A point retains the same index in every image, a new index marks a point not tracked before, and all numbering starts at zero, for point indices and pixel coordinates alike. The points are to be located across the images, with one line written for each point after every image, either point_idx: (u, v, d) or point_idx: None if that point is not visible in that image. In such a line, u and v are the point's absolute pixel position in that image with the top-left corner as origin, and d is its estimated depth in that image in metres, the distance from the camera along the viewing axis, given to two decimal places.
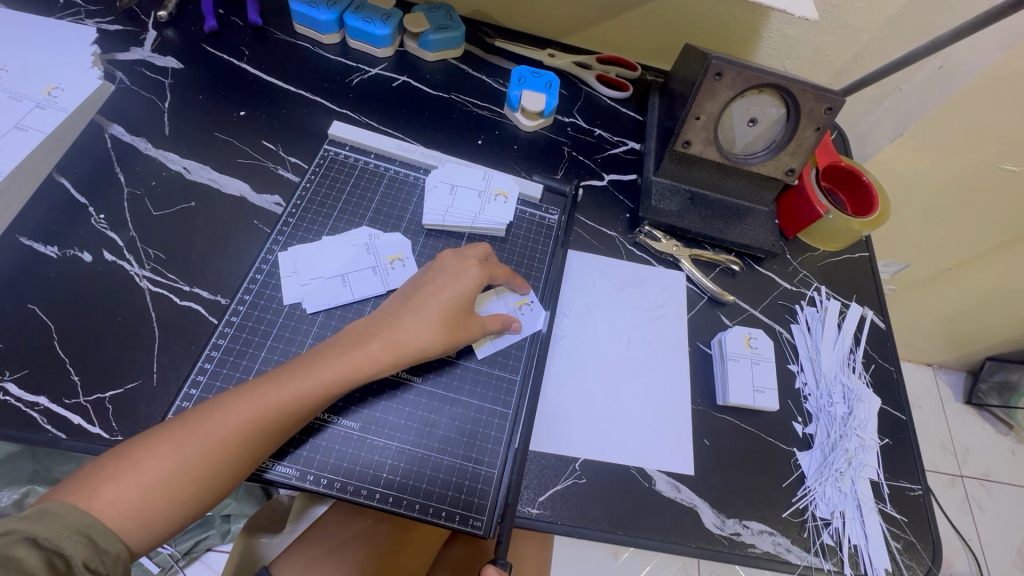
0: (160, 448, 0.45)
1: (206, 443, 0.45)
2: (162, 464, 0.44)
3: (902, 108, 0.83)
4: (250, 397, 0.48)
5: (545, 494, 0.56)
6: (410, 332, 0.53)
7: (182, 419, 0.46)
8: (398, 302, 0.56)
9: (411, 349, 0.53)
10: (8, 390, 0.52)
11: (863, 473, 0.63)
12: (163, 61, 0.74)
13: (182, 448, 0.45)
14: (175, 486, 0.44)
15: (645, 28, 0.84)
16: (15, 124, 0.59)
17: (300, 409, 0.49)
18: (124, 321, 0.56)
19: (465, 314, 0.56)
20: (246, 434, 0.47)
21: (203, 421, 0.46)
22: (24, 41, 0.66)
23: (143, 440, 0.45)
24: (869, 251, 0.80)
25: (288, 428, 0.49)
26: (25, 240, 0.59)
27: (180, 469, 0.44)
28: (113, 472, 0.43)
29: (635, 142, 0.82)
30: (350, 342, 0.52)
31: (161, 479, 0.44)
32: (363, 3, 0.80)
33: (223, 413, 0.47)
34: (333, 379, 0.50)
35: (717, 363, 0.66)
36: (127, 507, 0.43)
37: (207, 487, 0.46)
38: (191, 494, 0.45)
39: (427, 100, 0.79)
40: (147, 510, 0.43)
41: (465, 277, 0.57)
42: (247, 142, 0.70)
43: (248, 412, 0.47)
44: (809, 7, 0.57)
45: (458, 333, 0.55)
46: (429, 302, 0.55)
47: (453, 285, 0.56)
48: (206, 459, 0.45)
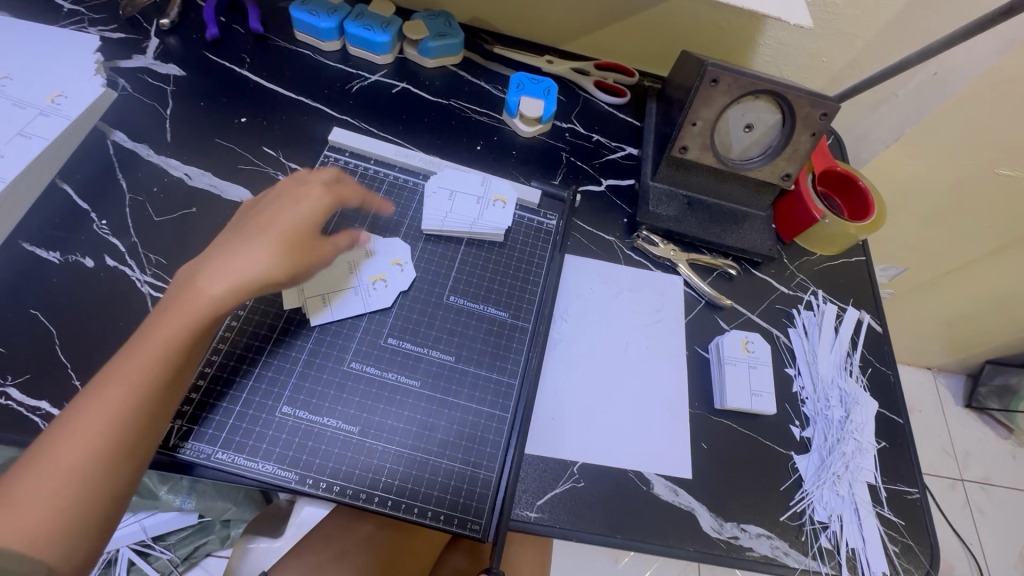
0: (34, 465, 0.42)
1: (87, 437, 0.43)
2: (47, 475, 0.42)
3: (897, 113, 0.84)
4: (114, 376, 0.46)
5: (544, 498, 0.56)
6: (249, 256, 0.52)
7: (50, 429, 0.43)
8: (222, 239, 0.55)
9: (252, 274, 0.51)
10: (10, 395, 0.52)
11: (861, 477, 0.63)
12: (165, 68, 0.74)
13: (64, 453, 0.42)
14: (70, 492, 0.42)
15: (643, 35, 0.85)
16: (19, 130, 0.60)
17: (171, 362, 0.47)
18: (125, 326, 0.57)
19: (306, 235, 0.56)
20: (122, 414, 0.45)
21: (75, 420, 0.44)
22: (28, 48, 0.67)
23: (22, 461, 0.42)
24: (865, 256, 0.80)
25: (166, 393, 0.47)
26: (28, 245, 0.60)
27: (71, 473, 0.42)
28: (1, 495, 0.41)
29: (633, 147, 0.83)
30: (198, 284, 0.51)
31: (52, 494, 0.41)
32: (363, 11, 0.80)
33: (88, 405, 0.44)
34: (191, 322, 0.49)
35: (714, 367, 0.66)
36: (23, 530, 0.40)
37: (106, 483, 0.43)
38: (92, 495, 0.43)
39: (427, 106, 0.80)
40: (49, 524, 0.41)
41: (301, 202, 0.57)
42: (248, 148, 0.71)
43: (121, 391, 0.45)
44: (804, 15, 0.58)
45: (304, 255, 0.55)
46: (259, 226, 0.54)
47: (280, 213, 0.56)
48: (91, 457, 0.43)
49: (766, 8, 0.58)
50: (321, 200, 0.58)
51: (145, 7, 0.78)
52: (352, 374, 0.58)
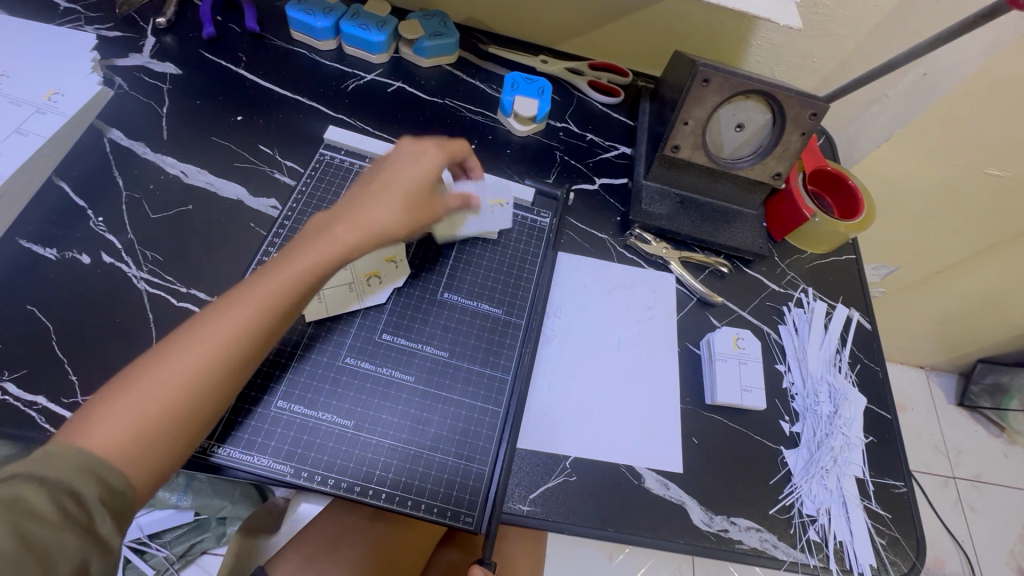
0: (139, 378, 0.43)
1: (187, 364, 0.44)
2: (145, 395, 0.43)
3: (888, 113, 0.85)
4: (217, 313, 0.47)
5: (536, 491, 0.57)
6: (379, 212, 0.54)
7: (138, 365, 0.44)
8: (351, 195, 0.56)
9: (378, 230, 0.54)
10: (7, 390, 0.53)
11: (849, 471, 0.64)
12: (162, 66, 0.75)
13: (157, 377, 0.43)
14: (161, 415, 0.43)
15: (637, 35, 0.86)
16: (17, 128, 0.61)
17: (280, 309, 0.49)
18: (122, 322, 0.57)
19: (427, 195, 0.58)
20: (217, 353, 0.45)
21: (170, 349, 0.45)
22: (25, 46, 0.67)
23: (122, 377, 0.43)
24: (855, 254, 0.81)
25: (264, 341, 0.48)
26: (25, 242, 0.60)
27: (164, 399, 0.43)
28: (103, 404, 0.42)
29: (627, 147, 0.84)
30: (316, 238, 0.52)
31: (145, 411, 0.42)
32: (359, 10, 0.81)
33: (192, 338, 0.45)
34: (297, 280, 0.50)
35: (706, 362, 0.67)
36: (117, 439, 0.41)
37: (194, 411, 0.44)
38: (180, 422, 0.44)
39: (422, 105, 0.81)
40: (141, 438, 0.42)
41: (421, 159, 0.59)
42: (244, 146, 0.71)
43: (221, 331, 0.46)
44: (792, 16, 0.60)
45: (421, 213, 0.57)
46: (387, 182, 0.56)
47: (412, 172, 0.57)
48: (190, 383, 0.44)
49: (755, 9, 0.59)
50: (437, 158, 0.59)
51: (142, 6, 0.78)
52: (339, 366, 0.58)
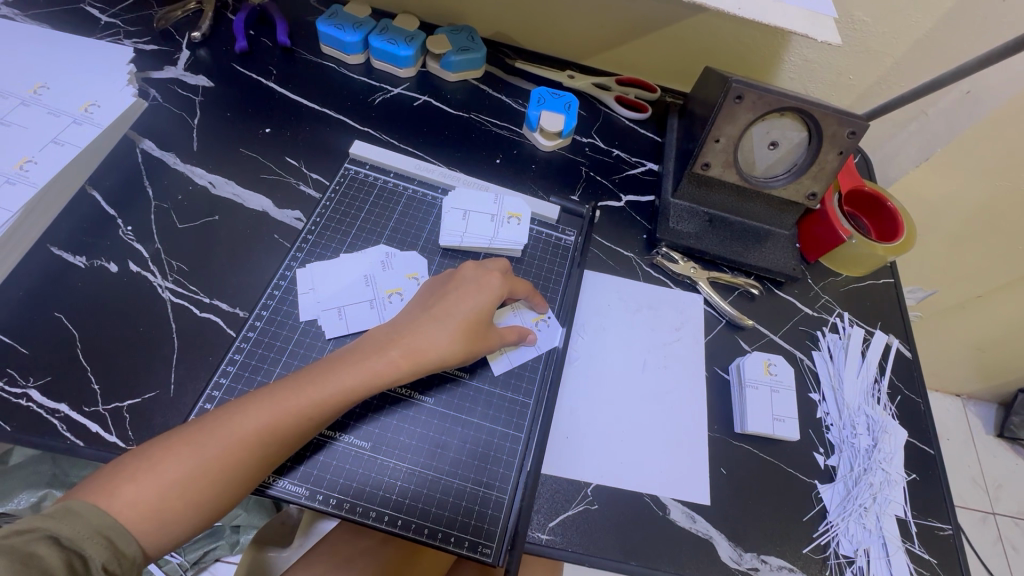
0: (179, 447, 0.45)
1: (227, 447, 0.46)
2: (182, 464, 0.44)
3: (927, 133, 0.82)
4: (271, 402, 0.48)
5: (556, 520, 0.55)
6: (431, 341, 0.54)
7: (201, 424, 0.47)
8: (411, 310, 0.57)
9: (427, 355, 0.53)
10: (31, 397, 0.53)
11: (889, 510, 0.60)
12: (194, 79, 0.76)
13: (199, 450, 0.45)
14: (190, 488, 0.44)
15: (665, 50, 0.85)
16: (53, 138, 0.62)
17: (328, 410, 0.50)
18: (145, 331, 0.58)
19: (485, 326, 0.57)
20: (261, 438, 0.47)
21: (219, 425, 0.46)
22: (66, 59, 0.69)
23: (169, 439, 0.46)
24: (894, 278, 0.78)
25: (306, 433, 0.49)
26: (56, 249, 0.61)
27: (197, 471, 0.45)
28: (137, 467, 0.44)
29: (654, 164, 0.82)
30: (372, 349, 0.53)
31: (176, 485, 0.44)
32: (387, 25, 0.82)
33: (239, 417, 0.47)
34: (347, 382, 0.51)
35: (735, 389, 0.64)
36: (143, 507, 0.43)
37: (218, 490, 0.45)
38: (203, 499, 0.45)
39: (448, 119, 0.80)
40: (164, 510, 0.43)
41: (486, 289, 0.58)
42: (271, 158, 0.72)
43: (267, 416, 0.47)
44: (831, 32, 0.58)
45: (475, 346, 0.56)
46: (446, 310, 0.56)
47: (466, 317, 0.55)
48: (222, 466, 0.45)
49: (792, 24, 0.58)
50: (500, 290, 0.58)
51: (178, 21, 0.80)
52: (387, 398, 0.57)
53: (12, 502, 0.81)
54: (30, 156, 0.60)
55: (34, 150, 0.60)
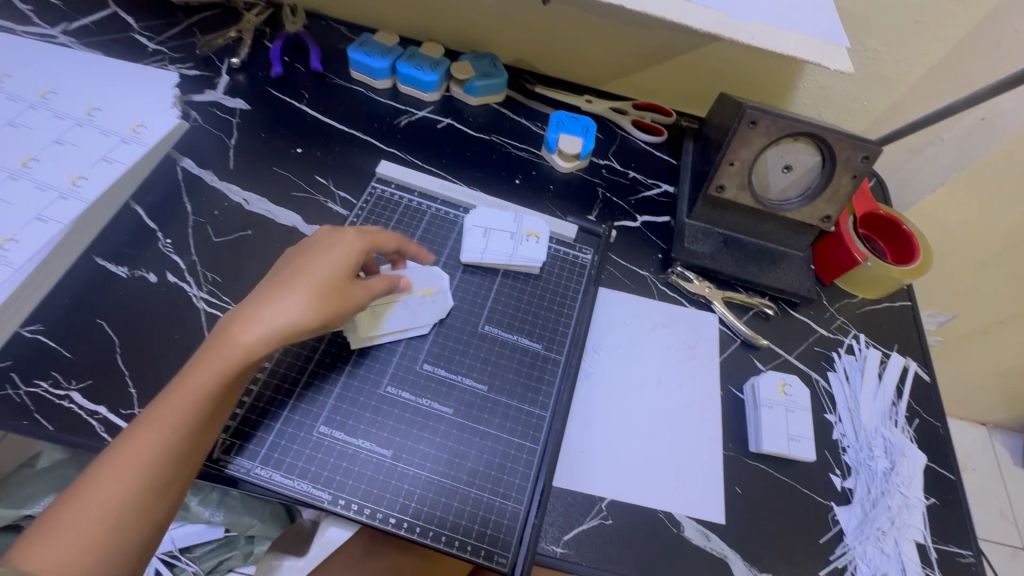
0: (75, 494, 0.44)
1: (119, 474, 0.44)
2: (84, 508, 0.43)
3: (942, 158, 0.82)
4: (155, 416, 0.47)
5: (571, 533, 0.56)
6: (279, 309, 0.51)
7: (102, 463, 0.45)
8: (262, 287, 0.54)
9: (297, 320, 0.51)
10: (73, 399, 0.56)
11: (907, 534, 0.60)
12: (232, 102, 0.81)
13: (97, 486, 0.44)
14: (96, 530, 0.43)
15: (681, 77, 0.88)
16: (103, 157, 0.66)
17: (204, 402, 0.48)
18: (180, 338, 0.60)
19: (337, 284, 0.54)
20: (150, 453, 0.46)
21: (119, 456, 0.45)
22: (116, 82, 0.74)
23: (67, 493, 0.44)
24: (911, 301, 0.78)
25: (196, 432, 0.48)
26: (100, 260, 0.65)
27: (100, 510, 0.43)
28: (46, 523, 0.43)
29: (669, 185, 0.84)
30: (235, 331, 0.50)
31: (83, 530, 0.42)
32: (414, 52, 0.86)
33: (125, 444, 0.46)
34: (225, 368, 0.49)
35: (749, 408, 0.65)
36: (58, 557, 0.41)
37: (126, 521, 0.44)
38: (114, 535, 0.43)
39: (470, 141, 0.84)
40: (78, 557, 0.42)
41: (331, 249, 0.56)
42: (302, 177, 0.75)
43: (143, 434, 0.46)
44: (845, 61, 0.60)
45: (335, 305, 0.53)
46: (288, 277, 0.54)
47: (274, 291, 0.52)
48: (125, 495, 0.44)
49: (806, 53, 0.60)
50: (352, 247, 0.57)
51: (219, 48, 0.86)
52: (410, 407, 0.59)
53: (36, 505, 0.81)
54: (82, 174, 0.64)
55: (86, 168, 0.65)
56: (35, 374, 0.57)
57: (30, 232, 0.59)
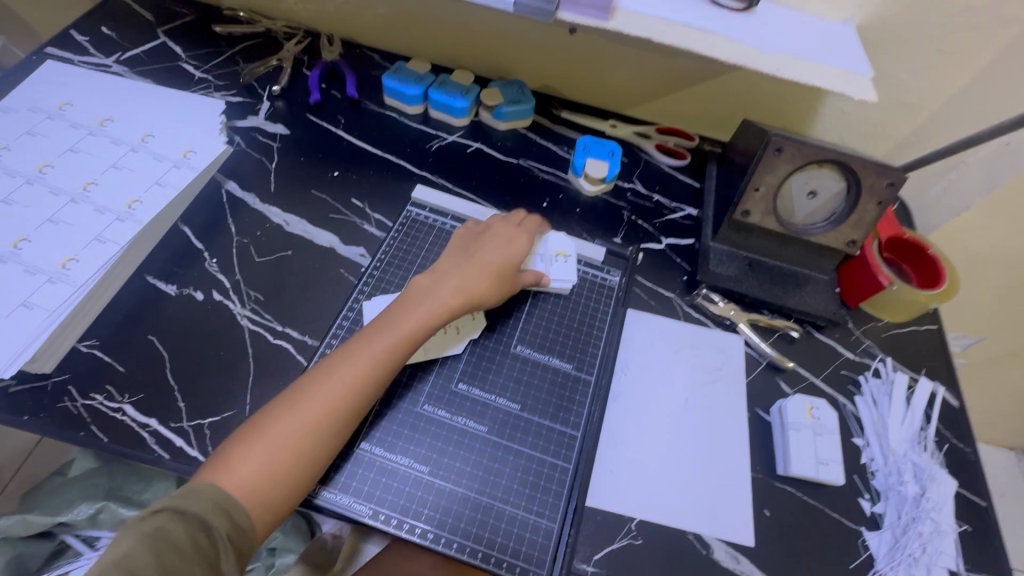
0: (281, 414, 0.52)
1: (322, 408, 0.52)
2: (288, 427, 0.51)
3: (966, 182, 0.83)
4: (321, 384, 0.54)
5: (601, 552, 0.57)
6: (471, 283, 0.64)
7: (270, 417, 0.52)
8: (406, 295, 0.63)
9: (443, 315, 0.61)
10: (126, 411, 0.58)
11: (939, 561, 0.59)
12: (273, 127, 0.85)
13: (301, 413, 0.52)
14: (297, 452, 0.50)
15: (703, 103, 0.90)
16: (157, 180, 0.70)
17: (399, 354, 0.57)
18: (225, 354, 0.63)
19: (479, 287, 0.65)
20: (348, 391, 0.54)
21: (288, 414, 0.52)
22: (168, 110, 0.78)
23: (266, 416, 0.52)
24: (937, 325, 0.78)
25: (384, 380, 0.56)
26: (150, 278, 0.68)
27: (300, 435, 0.51)
28: (249, 440, 0.50)
29: (693, 208, 0.86)
30: (425, 296, 0.62)
31: (283, 450, 0.50)
32: (445, 79, 0.89)
33: (323, 380, 0.54)
34: (382, 353, 0.57)
35: (777, 431, 0.65)
36: (259, 473, 0.49)
37: (321, 444, 0.52)
38: (310, 458, 0.51)
39: (499, 165, 0.86)
40: (278, 473, 0.49)
41: (473, 262, 0.66)
42: (339, 199, 0.79)
43: (348, 372, 0.55)
44: (868, 89, 0.62)
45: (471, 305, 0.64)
46: (476, 259, 0.67)
47: (450, 272, 0.65)
48: (325, 422, 0.52)
49: (830, 82, 0.62)
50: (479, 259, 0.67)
51: (261, 76, 0.90)
52: (448, 425, 0.60)
53: (72, 512, 0.78)
54: (138, 197, 0.68)
55: (141, 191, 0.69)
56: (91, 387, 0.60)
57: (90, 252, 0.63)
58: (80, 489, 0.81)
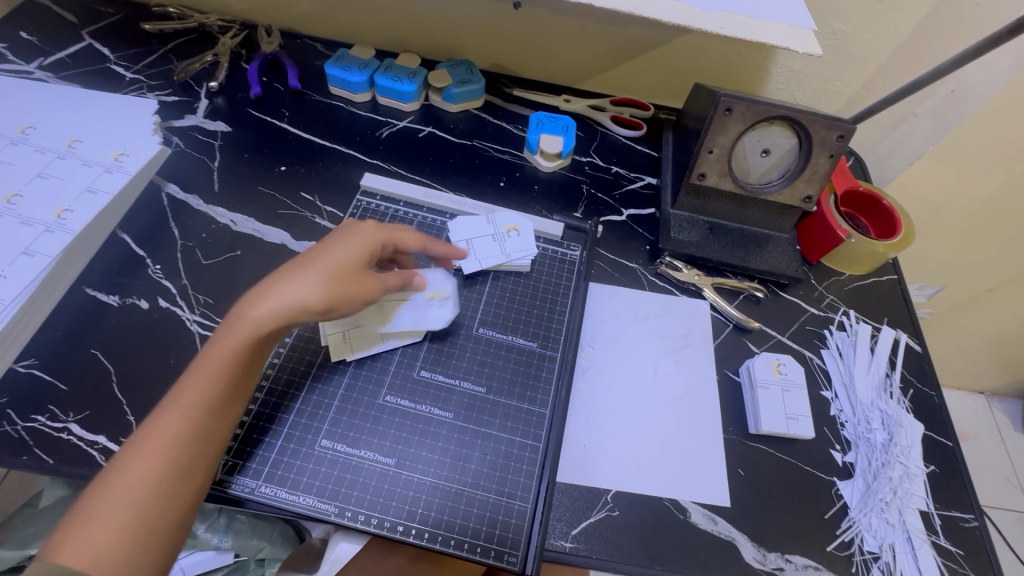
0: (102, 487, 0.44)
1: (163, 445, 0.46)
2: (109, 501, 0.44)
3: (917, 132, 0.84)
4: (180, 400, 0.48)
5: (578, 527, 0.56)
6: (277, 294, 0.51)
7: (125, 453, 0.46)
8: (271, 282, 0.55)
9: (292, 299, 0.51)
10: (71, 431, 0.55)
11: (911, 504, 0.61)
12: (213, 125, 0.81)
13: (121, 481, 0.44)
14: (127, 520, 0.43)
15: (655, 71, 0.89)
16: (87, 188, 0.66)
17: (247, 355, 0.51)
18: (176, 362, 0.61)
19: (353, 271, 0.55)
20: (158, 443, 0.46)
21: (140, 444, 0.46)
22: (94, 113, 0.74)
23: (121, 456, 0.46)
24: (897, 274, 0.79)
25: (200, 424, 0.48)
26: (90, 290, 0.65)
27: (128, 500, 0.44)
28: (75, 520, 0.43)
29: (652, 177, 0.85)
30: (219, 326, 0.51)
31: (129, 503, 0.44)
32: (391, 64, 0.87)
33: (144, 437, 0.46)
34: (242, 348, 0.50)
35: (746, 390, 0.65)
36: (91, 553, 0.42)
37: (147, 504, 0.44)
38: (157, 521, 0.44)
39: (452, 148, 0.84)
40: (127, 528, 0.43)
41: (353, 242, 0.56)
42: (288, 194, 0.76)
43: (181, 416, 0.47)
44: (811, 43, 0.61)
45: (350, 286, 0.54)
46: (308, 261, 0.54)
47: (239, 297, 0.53)
48: (174, 456, 0.46)
49: (775, 38, 0.61)
50: (370, 241, 0.57)
51: (197, 73, 0.86)
52: (411, 416, 0.59)
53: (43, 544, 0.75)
54: (67, 207, 0.64)
55: (71, 200, 0.65)
56: (32, 409, 0.56)
57: (18, 267, 0.60)
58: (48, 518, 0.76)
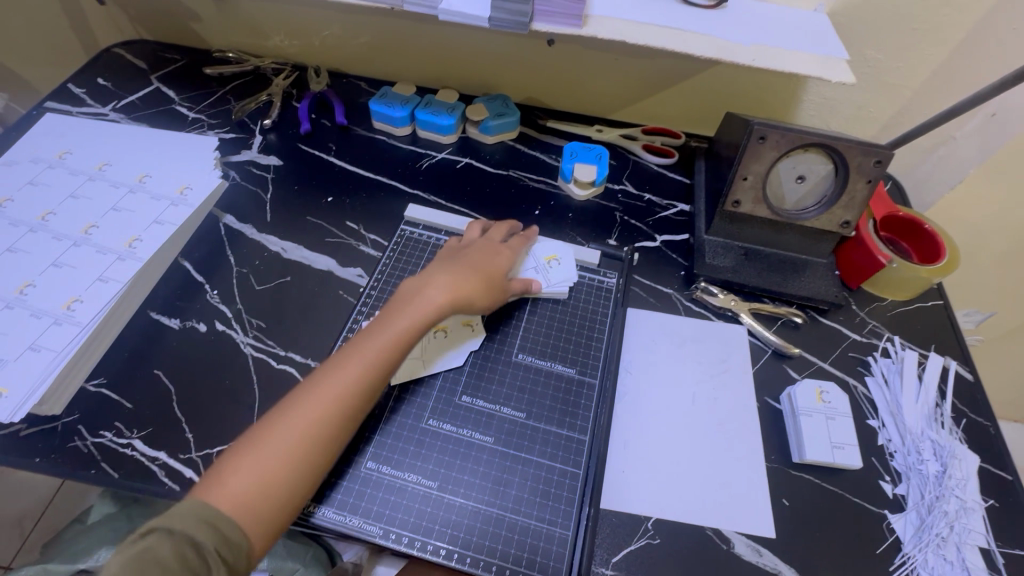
0: (279, 425, 0.52)
1: (326, 403, 0.53)
2: (289, 435, 0.51)
3: (957, 157, 0.83)
4: (348, 367, 0.55)
5: (619, 555, 0.55)
6: (455, 287, 0.63)
7: (292, 402, 0.53)
8: (428, 271, 0.66)
9: (458, 297, 0.63)
10: (135, 446, 0.59)
11: (969, 540, 0.58)
12: (266, 159, 0.87)
13: (330, 412, 0.53)
14: (294, 456, 0.50)
15: (686, 101, 0.91)
16: (156, 219, 0.72)
17: (389, 355, 0.57)
18: (230, 382, 0.64)
19: (496, 278, 0.67)
20: (360, 385, 0.55)
21: (312, 397, 0.53)
22: (163, 151, 0.80)
23: (280, 409, 0.53)
24: (943, 300, 0.77)
25: (376, 386, 0.56)
26: (154, 314, 0.69)
27: (297, 440, 0.51)
28: (254, 443, 0.51)
29: (685, 204, 0.86)
30: (405, 300, 0.62)
31: (283, 452, 0.50)
32: (431, 100, 0.91)
33: (326, 385, 0.54)
34: (403, 329, 0.59)
35: (789, 418, 0.64)
36: (246, 487, 0.48)
37: (316, 458, 0.51)
38: (306, 465, 0.51)
39: (489, 178, 0.88)
40: (269, 486, 0.49)
41: (493, 250, 0.70)
42: (334, 223, 0.80)
43: (349, 380, 0.55)
44: (844, 72, 0.62)
45: (491, 291, 0.66)
46: (461, 263, 0.66)
47: (419, 284, 0.63)
48: (329, 416, 0.53)
49: (807, 68, 0.63)
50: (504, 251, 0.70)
51: (252, 112, 0.93)
52: (451, 439, 0.60)
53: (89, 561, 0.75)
54: (137, 236, 0.70)
55: (141, 230, 0.70)
56: (100, 425, 0.60)
57: (93, 292, 0.64)
58: (96, 534, 0.78)
